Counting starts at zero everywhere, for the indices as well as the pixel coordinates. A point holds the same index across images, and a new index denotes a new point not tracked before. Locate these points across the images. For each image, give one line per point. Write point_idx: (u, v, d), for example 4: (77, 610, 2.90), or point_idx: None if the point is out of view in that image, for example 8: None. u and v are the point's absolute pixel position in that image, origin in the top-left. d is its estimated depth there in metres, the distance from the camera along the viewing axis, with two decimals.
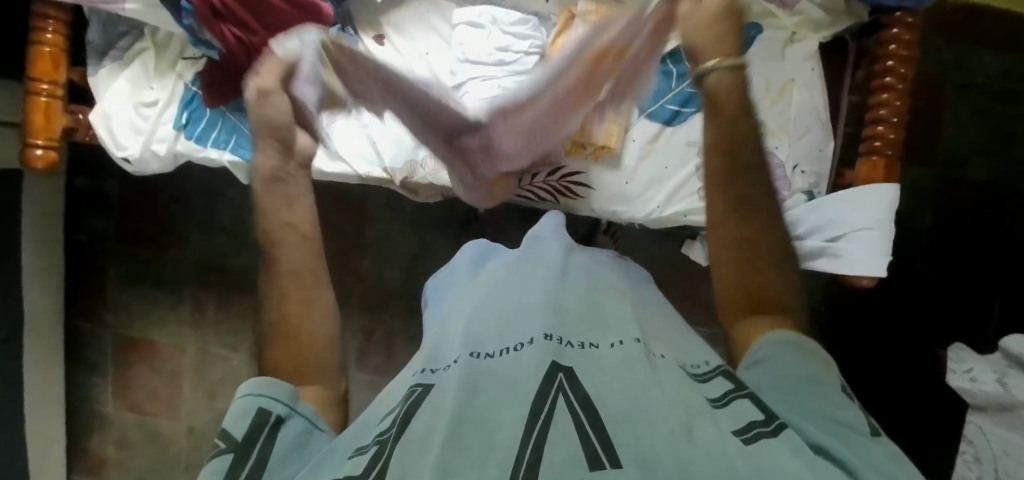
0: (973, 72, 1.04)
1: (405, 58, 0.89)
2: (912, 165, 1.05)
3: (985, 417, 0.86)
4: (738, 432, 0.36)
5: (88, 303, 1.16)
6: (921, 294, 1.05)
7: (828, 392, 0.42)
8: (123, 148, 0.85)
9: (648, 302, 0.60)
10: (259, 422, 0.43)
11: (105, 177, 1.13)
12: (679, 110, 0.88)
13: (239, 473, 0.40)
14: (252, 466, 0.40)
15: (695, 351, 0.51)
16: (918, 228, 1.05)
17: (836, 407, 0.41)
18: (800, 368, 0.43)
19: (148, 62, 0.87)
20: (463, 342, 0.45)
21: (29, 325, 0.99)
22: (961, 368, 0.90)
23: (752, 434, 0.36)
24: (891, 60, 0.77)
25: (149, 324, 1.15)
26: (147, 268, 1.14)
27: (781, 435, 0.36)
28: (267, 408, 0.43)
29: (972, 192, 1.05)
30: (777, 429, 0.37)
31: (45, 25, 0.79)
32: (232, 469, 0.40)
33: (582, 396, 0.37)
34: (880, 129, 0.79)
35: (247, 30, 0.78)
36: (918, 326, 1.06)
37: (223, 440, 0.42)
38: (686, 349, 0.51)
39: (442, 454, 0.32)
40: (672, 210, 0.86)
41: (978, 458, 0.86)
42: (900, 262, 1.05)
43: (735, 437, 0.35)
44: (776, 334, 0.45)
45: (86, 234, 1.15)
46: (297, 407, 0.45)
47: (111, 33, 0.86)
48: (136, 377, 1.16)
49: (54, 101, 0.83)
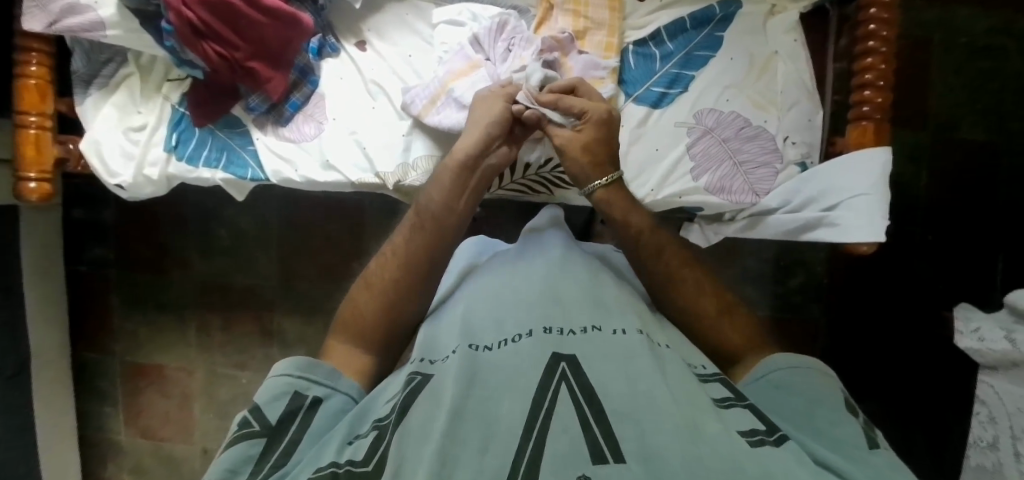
0: (958, 32, 1.04)
1: (388, 62, 0.90)
2: (905, 129, 1.05)
3: (997, 376, 0.86)
4: (744, 435, 0.35)
5: (94, 333, 1.17)
6: (923, 258, 1.05)
7: (829, 408, 0.44)
8: (116, 175, 0.85)
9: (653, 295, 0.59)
10: (295, 403, 0.44)
11: (102, 206, 1.13)
12: (665, 91, 0.88)
13: (270, 455, 0.41)
14: (283, 449, 0.42)
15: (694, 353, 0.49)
16: (915, 192, 1.05)
17: (834, 424, 0.43)
18: (802, 384, 0.47)
19: (134, 87, 0.87)
20: (461, 333, 0.45)
21: (35, 360, 0.99)
22: (968, 329, 0.89)
23: (756, 438, 0.35)
24: (872, 24, 0.77)
25: (156, 349, 1.15)
26: (151, 294, 1.15)
27: (784, 444, 0.35)
28: (303, 390, 0.45)
29: (965, 152, 1.05)
30: (780, 440, 0.36)
31: (28, 58, 0.80)
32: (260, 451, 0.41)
33: (584, 386, 0.37)
34: (867, 93, 0.78)
35: (229, 46, 0.78)
36: (922, 291, 1.05)
37: (253, 420, 0.43)
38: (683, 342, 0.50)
39: (443, 443, 0.33)
40: (667, 193, 0.85)
41: (993, 417, 0.86)
42: (900, 227, 1.05)
43: (741, 439, 0.34)
44: (785, 361, 0.49)
45: (87, 265, 1.15)
46: (339, 387, 0.48)
47: (94, 61, 0.87)
48: (146, 403, 1.16)
49: (43, 133, 0.83)
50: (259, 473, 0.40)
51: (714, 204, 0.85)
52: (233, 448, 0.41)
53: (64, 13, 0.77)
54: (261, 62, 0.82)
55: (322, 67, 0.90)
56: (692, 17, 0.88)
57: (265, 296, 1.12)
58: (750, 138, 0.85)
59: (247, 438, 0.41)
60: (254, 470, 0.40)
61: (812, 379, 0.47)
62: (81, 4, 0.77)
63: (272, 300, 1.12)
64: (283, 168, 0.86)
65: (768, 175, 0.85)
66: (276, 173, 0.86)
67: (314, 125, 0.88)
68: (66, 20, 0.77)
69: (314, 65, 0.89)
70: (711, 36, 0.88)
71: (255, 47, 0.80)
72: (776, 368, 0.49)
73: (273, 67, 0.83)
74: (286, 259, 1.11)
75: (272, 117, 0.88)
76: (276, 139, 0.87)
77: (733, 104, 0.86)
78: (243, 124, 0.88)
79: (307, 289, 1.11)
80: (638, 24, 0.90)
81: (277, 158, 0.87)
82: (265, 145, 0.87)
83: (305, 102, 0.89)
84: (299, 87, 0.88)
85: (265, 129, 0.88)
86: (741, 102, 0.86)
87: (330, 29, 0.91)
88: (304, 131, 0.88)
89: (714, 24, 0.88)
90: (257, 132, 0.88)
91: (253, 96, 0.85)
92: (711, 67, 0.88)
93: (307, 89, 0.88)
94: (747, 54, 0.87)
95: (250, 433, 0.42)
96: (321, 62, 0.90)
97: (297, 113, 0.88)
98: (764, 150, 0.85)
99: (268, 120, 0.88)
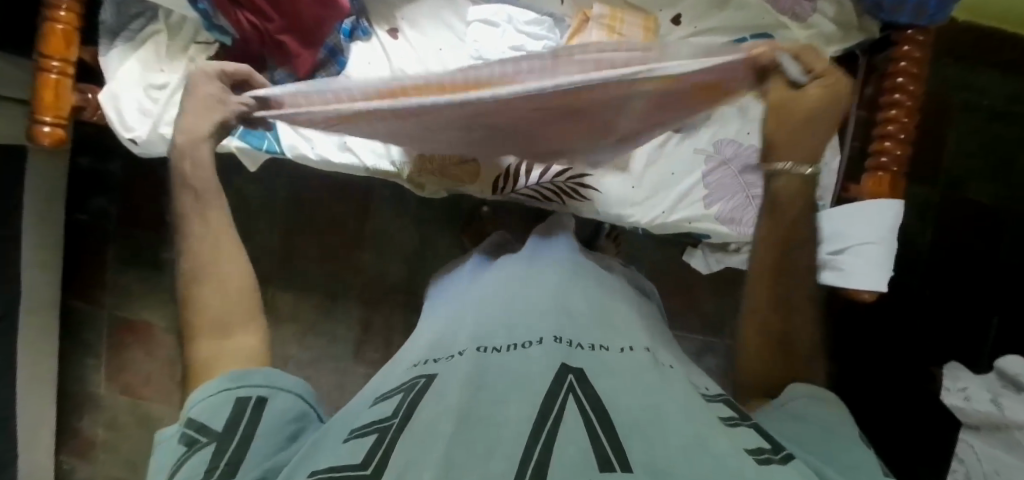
0: (979, 94, 1.05)
1: (417, 53, 0.89)
2: (915, 182, 1.06)
3: (978, 437, 0.86)
4: (749, 453, 0.34)
5: (85, 284, 1.16)
6: (917, 312, 1.06)
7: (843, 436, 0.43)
8: (131, 130, 0.84)
9: (656, 318, 0.58)
10: (239, 406, 0.42)
11: (109, 159, 1.13)
12: None
13: (223, 458, 0.39)
14: (235, 449, 0.40)
15: (702, 379, 0.49)
16: (918, 246, 1.06)
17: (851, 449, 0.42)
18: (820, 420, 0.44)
19: (160, 45, 0.87)
20: (471, 335, 0.45)
21: (25, 304, 0.98)
22: (956, 386, 0.91)
23: (764, 457, 0.34)
24: (900, 77, 0.77)
25: (146, 308, 1.15)
26: (148, 253, 1.14)
27: (790, 463, 0.35)
28: (246, 392, 0.43)
29: (972, 212, 1.06)
30: (785, 458, 0.35)
31: (58, 3, 0.78)
32: (213, 459, 0.39)
33: (592, 398, 0.36)
34: (887, 144, 0.79)
35: (262, 17, 0.79)
36: (913, 344, 1.06)
37: (201, 434, 0.40)
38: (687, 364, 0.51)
39: (449, 446, 0.32)
40: (677, 217, 0.87)
41: (969, 476, 0.86)
42: (898, 279, 1.06)
43: (748, 455, 0.33)
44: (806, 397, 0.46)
45: (88, 215, 1.14)
46: (280, 385, 0.45)
47: (124, 14, 0.86)
48: (129, 360, 1.15)
49: (64, 80, 0.82)
50: (214, 471, 0.38)
51: (723, 234, 0.87)
52: (188, 462, 0.39)
53: None
54: (291, 37, 0.81)
55: (352, 50, 0.89)
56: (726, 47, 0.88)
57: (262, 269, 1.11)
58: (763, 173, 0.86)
59: (200, 449, 0.39)
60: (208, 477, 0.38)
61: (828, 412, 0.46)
62: None
63: (268, 275, 1.11)
64: (300, 145, 0.86)
65: None
66: (293, 148, 0.86)
67: None
68: None
69: (344, 46, 0.88)
70: None
71: (288, 20, 0.79)
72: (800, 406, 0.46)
73: (303, 44, 0.82)
74: (288, 235, 1.11)
75: None
76: None
77: (751, 137, 0.88)
78: None
79: (306, 267, 1.10)
80: None
81: (296, 134, 0.87)
82: None
83: None
84: (325, 67, 0.87)
85: None
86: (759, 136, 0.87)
87: (363, 13, 0.90)
88: None
89: None
90: None
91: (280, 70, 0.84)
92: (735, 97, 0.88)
93: (333, 69, 0.87)
94: None
95: (200, 445, 0.40)
96: (351, 46, 0.89)
97: None
98: None
99: None
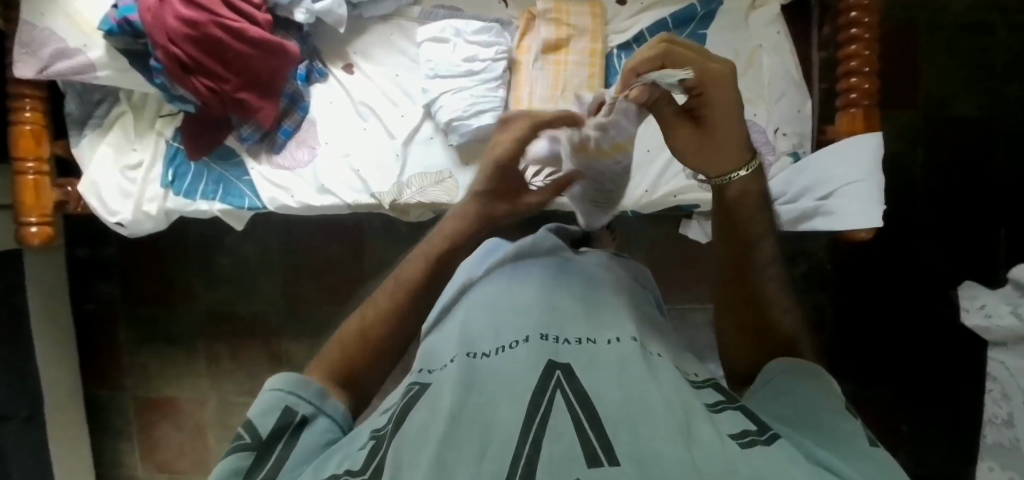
0: (943, 10, 1.03)
1: (377, 84, 0.91)
2: (895, 111, 1.05)
3: (1008, 352, 0.84)
4: (734, 437, 0.34)
5: (105, 371, 1.17)
6: (923, 239, 1.05)
7: (823, 411, 0.39)
8: (116, 213, 0.86)
9: (636, 286, 0.59)
10: (284, 419, 0.39)
11: (104, 244, 1.14)
12: None
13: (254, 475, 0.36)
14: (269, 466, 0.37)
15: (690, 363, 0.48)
16: (912, 173, 1.05)
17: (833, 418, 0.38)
18: (797, 388, 0.41)
19: (127, 125, 0.88)
20: (458, 340, 0.45)
21: (48, 402, 0.99)
22: (974, 305, 0.88)
23: (747, 439, 0.34)
24: (854, 12, 0.77)
25: (167, 382, 1.16)
26: (159, 328, 1.15)
27: (776, 443, 0.34)
28: (292, 407, 0.40)
29: (959, 130, 1.04)
30: (771, 439, 0.35)
31: (21, 105, 0.81)
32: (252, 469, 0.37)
33: (578, 392, 0.37)
34: (854, 81, 0.79)
35: (217, 80, 0.80)
36: (927, 271, 1.05)
37: (246, 435, 0.38)
38: (676, 341, 0.52)
39: (440, 449, 0.33)
40: (661, 193, 0.88)
41: (1007, 393, 0.83)
42: (897, 210, 1.05)
43: (732, 441, 0.34)
44: (784, 363, 0.43)
45: (94, 303, 1.16)
46: (325, 408, 0.42)
47: (87, 102, 0.88)
48: (161, 436, 1.17)
49: (42, 178, 0.84)
50: None
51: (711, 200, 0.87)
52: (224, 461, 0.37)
53: (55, 58, 0.79)
54: (250, 92, 0.83)
55: (312, 94, 0.90)
56: (674, 17, 0.89)
57: (270, 321, 1.13)
58: None
59: (235, 457, 0.37)
60: None
61: (806, 382, 0.41)
62: (71, 48, 0.79)
63: (278, 327, 1.12)
64: (279, 195, 0.86)
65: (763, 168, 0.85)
66: (273, 200, 0.86)
67: (307, 150, 0.88)
68: (56, 65, 0.79)
69: (304, 92, 0.89)
70: (695, 33, 0.89)
71: (242, 78, 0.82)
72: (774, 373, 0.43)
73: (262, 97, 0.85)
74: (290, 283, 1.12)
75: (265, 145, 0.89)
76: (270, 167, 0.88)
77: None
78: (238, 154, 0.89)
79: (314, 312, 1.12)
80: (620, 27, 0.91)
81: (273, 186, 0.87)
82: (260, 174, 0.88)
83: (297, 128, 0.89)
84: (290, 114, 0.88)
85: (259, 158, 0.88)
86: None
87: (316, 55, 0.92)
88: (297, 157, 0.88)
89: (697, 22, 0.89)
90: (252, 162, 0.88)
91: (246, 127, 0.87)
92: None
93: (297, 115, 0.89)
94: (732, 50, 0.87)
95: (239, 447, 0.38)
96: (310, 89, 0.90)
97: (290, 140, 0.89)
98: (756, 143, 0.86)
99: (262, 149, 0.89)
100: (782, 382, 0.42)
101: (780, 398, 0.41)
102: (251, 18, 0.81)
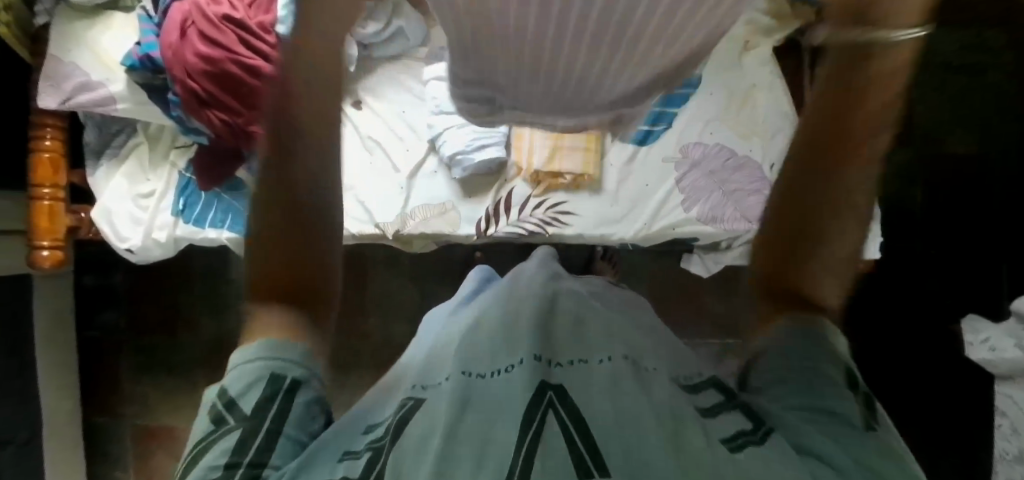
0: None
1: (387, 121, 0.94)
2: (890, 148, 1.07)
3: (1016, 385, 0.83)
4: (724, 442, 0.34)
5: (104, 399, 1.17)
6: (922, 272, 1.05)
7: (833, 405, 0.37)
8: (125, 239, 0.88)
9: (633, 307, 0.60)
10: (271, 388, 0.37)
11: (112, 271, 1.16)
12: (651, 129, 0.92)
13: (245, 448, 0.34)
14: (263, 440, 0.35)
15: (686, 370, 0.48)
16: (910, 208, 1.06)
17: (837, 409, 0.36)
18: (803, 365, 0.38)
19: (142, 155, 0.92)
20: (455, 360, 0.45)
21: (46, 428, 0.99)
22: (979, 339, 0.87)
23: (739, 442, 0.34)
24: None
25: (166, 410, 1.15)
26: (162, 355, 1.16)
27: (772, 443, 0.34)
28: (281, 374, 0.38)
29: (954, 166, 1.06)
30: (765, 437, 0.35)
31: (42, 133, 0.85)
32: (238, 441, 0.34)
33: (571, 410, 0.36)
34: None
35: (230, 113, 0.82)
36: (929, 305, 1.05)
37: (228, 410, 0.36)
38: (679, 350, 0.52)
39: (436, 464, 0.33)
40: (660, 225, 0.88)
41: (1016, 428, 0.81)
42: (895, 244, 1.06)
43: (722, 446, 0.34)
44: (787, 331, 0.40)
45: (97, 330, 1.17)
46: (312, 378, 0.40)
47: (105, 132, 0.92)
48: (157, 466, 1.15)
49: (56, 204, 0.86)
50: (237, 464, 0.33)
51: (710, 233, 0.88)
52: (214, 438, 0.34)
53: (77, 90, 0.82)
54: None
55: None
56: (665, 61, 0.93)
57: None
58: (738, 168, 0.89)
59: (223, 433, 0.35)
60: (235, 459, 0.33)
61: (817, 355, 0.39)
62: (93, 81, 0.83)
63: None
64: None
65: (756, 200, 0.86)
66: None
67: None
68: (78, 97, 0.82)
69: None
70: None
71: None
72: (790, 340, 0.40)
73: None
74: None
75: None
76: None
77: (719, 137, 0.91)
78: (247, 184, 0.92)
79: None
80: None
81: None
82: None
83: None
84: None
85: None
86: (726, 135, 0.91)
87: None
88: None
89: None
90: None
91: (254, 159, 0.88)
92: (694, 103, 0.92)
93: None
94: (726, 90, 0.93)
95: (227, 423, 0.35)
96: None
97: None
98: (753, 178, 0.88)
99: None
100: (791, 350, 0.39)
101: (788, 385, 0.38)
102: (265, 55, 0.84)
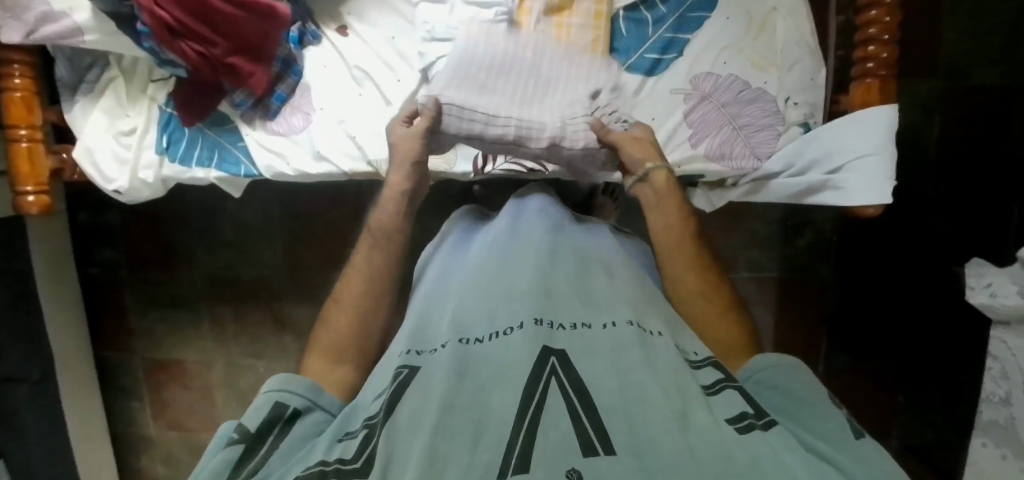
0: None
1: (372, 46, 0.88)
2: (913, 78, 1.00)
3: (1010, 332, 0.82)
4: (731, 422, 0.35)
5: (114, 333, 1.20)
6: (932, 211, 1.02)
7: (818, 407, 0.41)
8: (111, 181, 0.85)
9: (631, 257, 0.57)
10: (275, 413, 0.42)
11: (106, 209, 1.15)
12: (659, 58, 0.86)
13: (247, 463, 0.38)
14: (262, 455, 0.39)
15: (689, 340, 0.46)
16: (926, 144, 1.01)
17: (822, 419, 0.39)
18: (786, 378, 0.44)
19: (119, 91, 0.87)
20: (451, 323, 0.43)
21: (58, 364, 1.02)
22: (980, 284, 0.84)
23: (744, 425, 0.35)
24: None
25: (172, 344, 1.18)
26: (163, 292, 1.17)
27: (773, 429, 0.35)
28: (285, 401, 0.43)
29: (979, 99, 1.00)
30: (769, 424, 0.35)
31: (10, 70, 0.80)
32: (241, 459, 0.38)
33: (573, 380, 0.36)
34: (872, 49, 0.75)
35: (207, 44, 0.78)
36: (936, 244, 1.03)
37: (236, 434, 0.40)
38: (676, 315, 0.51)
39: (433, 438, 0.32)
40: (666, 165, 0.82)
41: (1005, 373, 0.82)
42: (907, 182, 1.02)
43: (729, 427, 0.34)
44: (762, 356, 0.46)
45: (99, 267, 1.18)
46: (319, 402, 0.45)
47: (77, 67, 0.87)
48: (169, 396, 1.20)
49: (35, 145, 0.83)
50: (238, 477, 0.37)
51: (717, 172, 0.82)
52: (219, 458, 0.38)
53: (40, 22, 0.76)
54: (241, 57, 0.81)
55: (305, 57, 0.88)
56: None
57: (273, 287, 1.13)
58: (747, 101, 0.83)
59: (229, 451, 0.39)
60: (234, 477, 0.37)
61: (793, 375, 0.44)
62: (55, 11, 0.76)
63: (281, 290, 1.13)
64: (274, 162, 0.85)
65: (768, 139, 0.82)
66: (268, 167, 0.85)
67: (301, 117, 0.86)
68: (42, 29, 0.77)
69: (296, 55, 0.87)
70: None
71: (233, 42, 0.80)
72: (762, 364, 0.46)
73: (253, 61, 0.83)
74: (291, 249, 1.12)
75: (259, 111, 0.87)
76: (265, 133, 0.86)
77: (730, 66, 0.84)
78: (232, 119, 0.87)
79: (315, 279, 1.12)
80: None
81: (267, 153, 0.85)
82: (255, 140, 0.86)
83: (291, 94, 0.87)
84: (284, 80, 0.86)
85: (254, 124, 0.87)
86: (739, 63, 0.84)
87: (310, 16, 0.90)
88: (292, 123, 0.86)
89: None
90: (247, 128, 0.87)
91: (239, 93, 0.85)
92: (707, 28, 0.86)
93: (290, 80, 0.87)
94: (744, 13, 0.85)
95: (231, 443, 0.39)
96: (303, 53, 0.89)
97: (284, 106, 0.87)
98: (765, 112, 0.82)
99: (256, 115, 0.87)
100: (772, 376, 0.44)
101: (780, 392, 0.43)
102: None
